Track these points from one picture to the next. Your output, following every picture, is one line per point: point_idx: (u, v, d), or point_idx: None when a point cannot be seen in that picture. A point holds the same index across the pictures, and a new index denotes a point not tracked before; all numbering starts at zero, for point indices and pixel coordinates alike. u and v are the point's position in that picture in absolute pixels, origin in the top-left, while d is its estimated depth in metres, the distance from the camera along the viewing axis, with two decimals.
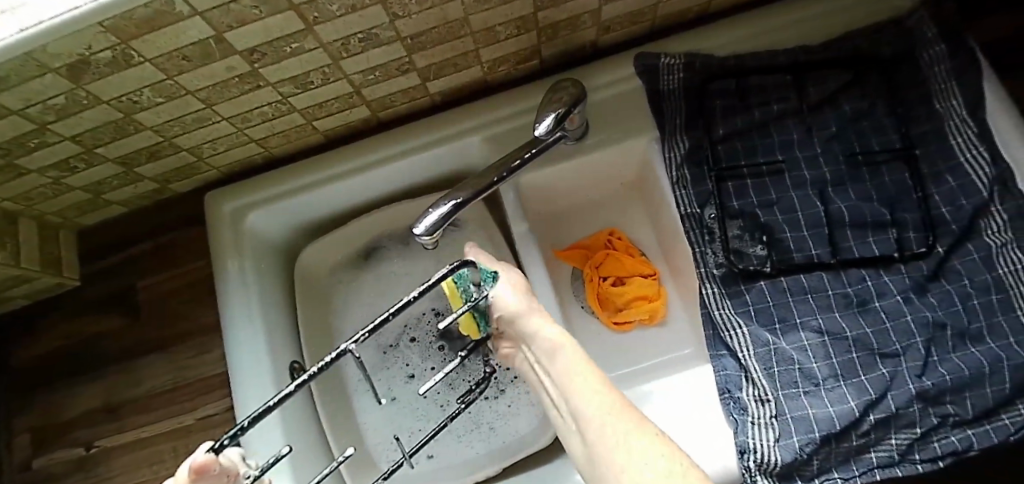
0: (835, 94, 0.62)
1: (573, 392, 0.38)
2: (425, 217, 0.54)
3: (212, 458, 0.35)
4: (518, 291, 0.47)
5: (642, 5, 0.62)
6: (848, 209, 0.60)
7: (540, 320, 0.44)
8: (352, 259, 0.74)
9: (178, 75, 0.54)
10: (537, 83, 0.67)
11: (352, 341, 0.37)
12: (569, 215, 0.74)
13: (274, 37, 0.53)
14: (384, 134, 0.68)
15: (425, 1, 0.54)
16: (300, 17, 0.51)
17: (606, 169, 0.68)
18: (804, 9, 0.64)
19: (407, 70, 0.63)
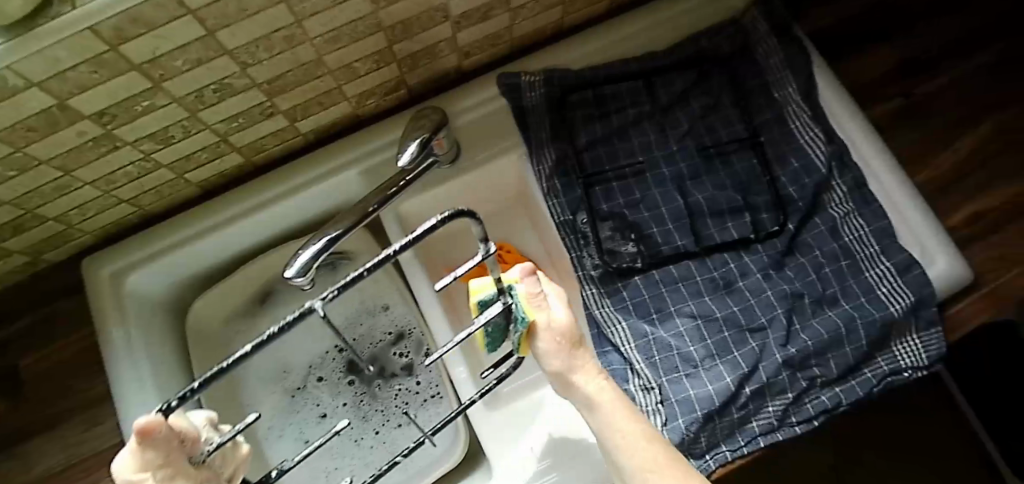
0: (683, 94, 0.67)
1: (618, 449, 0.41)
2: (301, 252, 0.52)
3: (159, 419, 0.28)
4: (554, 346, 0.43)
5: (494, 30, 0.66)
6: (706, 200, 0.64)
7: (579, 373, 0.44)
8: (248, 308, 0.75)
9: (25, 147, 0.52)
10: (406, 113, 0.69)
11: (319, 298, 0.28)
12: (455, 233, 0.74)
13: (122, 98, 0.52)
14: (257, 181, 0.68)
15: (273, 46, 0.55)
16: (145, 76, 0.51)
17: (484, 186, 0.70)
18: (648, 17, 0.69)
19: (272, 113, 0.63)
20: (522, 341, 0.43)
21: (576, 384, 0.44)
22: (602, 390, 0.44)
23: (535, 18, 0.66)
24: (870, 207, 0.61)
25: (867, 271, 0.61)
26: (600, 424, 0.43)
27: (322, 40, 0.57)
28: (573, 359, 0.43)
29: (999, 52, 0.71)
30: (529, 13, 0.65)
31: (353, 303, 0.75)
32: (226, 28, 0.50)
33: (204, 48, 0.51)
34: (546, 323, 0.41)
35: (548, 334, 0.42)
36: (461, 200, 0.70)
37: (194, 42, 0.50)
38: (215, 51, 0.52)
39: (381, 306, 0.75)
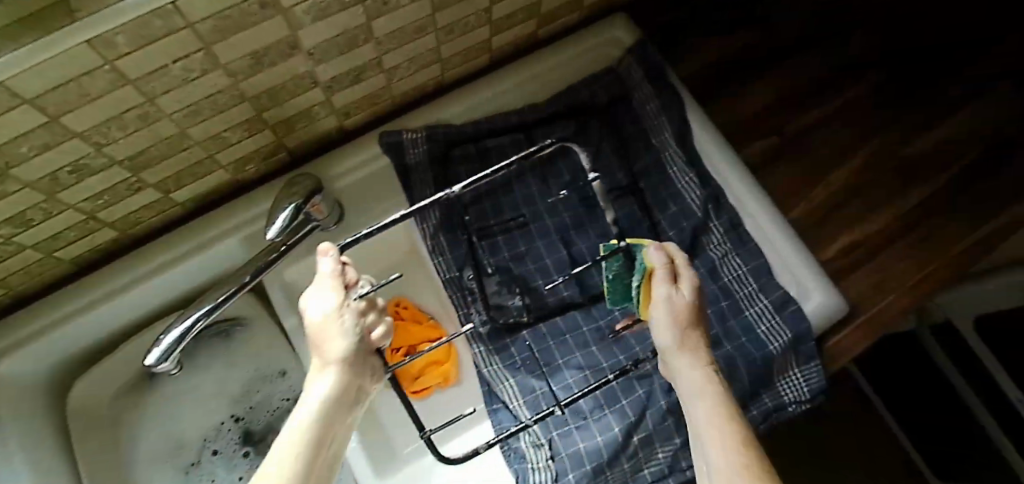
0: (565, 144, 0.68)
1: (705, 445, 0.38)
2: (164, 336, 0.56)
3: (334, 247, 0.47)
4: (673, 324, 0.44)
5: (370, 91, 0.66)
6: (589, 249, 0.65)
7: (686, 356, 0.43)
8: (132, 384, 0.73)
9: None
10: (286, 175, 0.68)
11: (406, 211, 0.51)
12: None
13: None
14: (142, 252, 0.66)
15: (127, 125, 0.54)
16: None
17: (376, 248, 0.71)
18: (526, 70, 0.70)
19: (141, 186, 0.62)
20: (642, 305, 0.48)
21: (682, 368, 0.43)
22: (710, 377, 0.42)
23: (411, 76, 0.67)
24: (746, 247, 0.64)
25: (747, 310, 0.63)
26: (692, 414, 0.41)
27: (182, 115, 0.56)
28: (683, 338, 0.43)
29: (873, 83, 0.74)
30: (404, 73, 0.66)
31: (250, 370, 0.74)
32: (69, 113, 0.48)
33: (48, 133, 0.49)
34: (662, 301, 0.44)
35: (675, 309, 0.44)
36: (354, 259, 0.70)
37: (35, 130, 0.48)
38: (62, 135, 0.50)
39: (277, 372, 0.74)
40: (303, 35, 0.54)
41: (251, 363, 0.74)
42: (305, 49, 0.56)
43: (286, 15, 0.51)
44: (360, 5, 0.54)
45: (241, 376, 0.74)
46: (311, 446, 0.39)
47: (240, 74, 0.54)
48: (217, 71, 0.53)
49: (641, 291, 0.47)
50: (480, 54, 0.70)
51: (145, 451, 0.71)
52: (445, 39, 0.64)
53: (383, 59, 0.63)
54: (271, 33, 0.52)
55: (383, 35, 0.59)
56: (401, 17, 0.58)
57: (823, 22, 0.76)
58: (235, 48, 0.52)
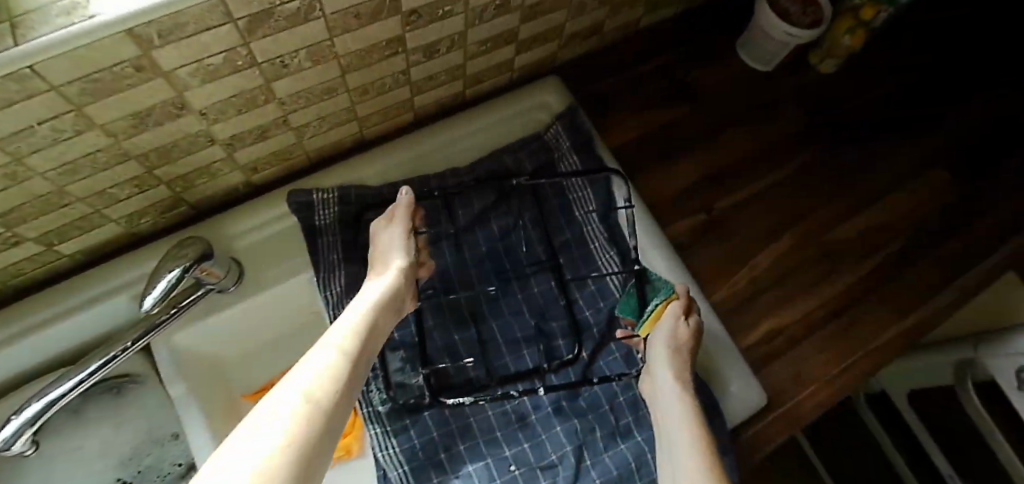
0: (484, 213, 0.65)
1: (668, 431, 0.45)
2: (7, 423, 0.52)
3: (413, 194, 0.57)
4: (675, 344, 0.51)
5: (279, 148, 0.63)
6: (500, 327, 0.63)
7: (668, 370, 0.50)
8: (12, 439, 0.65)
9: None
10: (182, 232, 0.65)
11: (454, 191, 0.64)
12: (257, 355, 0.70)
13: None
14: (24, 304, 0.62)
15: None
16: None
17: (280, 310, 0.67)
18: (449, 133, 0.68)
19: (17, 241, 0.57)
20: (649, 322, 0.55)
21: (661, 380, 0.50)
22: (686, 397, 0.47)
23: (325, 134, 0.64)
24: None
25: None
26: (669, 423, 0.46)
27: (57, 173, 0.52)
28: (673, 355, 0.51)
29: (805, 161, 0.73)
30: (316, 131, 0.63)
31: (138, 431, 0.69)
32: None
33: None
34: (669, 326, 0.52)
35: (672, 336, 0.52)
36: (255, 320, 0.66)
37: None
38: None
39: (167, 436, 0.70)
40: (190, 95, 0.50)
41: (140, 425, 0.69)
42: (195, 108, 0.52)
43: (167, 78, 0.47)
44: (254, 68, 0.51)
45: (129, 438, 0.69)
46: (358, 348, 0.41)
47: (120, 134, 0.50)
48: (92, 131, 0.49)
49: (656, 307, 0.55)
50: (401, 113, 0.67)
51: None
52: (359, 99, 0.62)
53: (290, 118, 0.59)
54: (153, 94, 0.48)
55: (286, 96, 0.56)
56: (306, 78, 0.55)
57: (756, 97, 0.76)
58: (113, 108, 0.48)
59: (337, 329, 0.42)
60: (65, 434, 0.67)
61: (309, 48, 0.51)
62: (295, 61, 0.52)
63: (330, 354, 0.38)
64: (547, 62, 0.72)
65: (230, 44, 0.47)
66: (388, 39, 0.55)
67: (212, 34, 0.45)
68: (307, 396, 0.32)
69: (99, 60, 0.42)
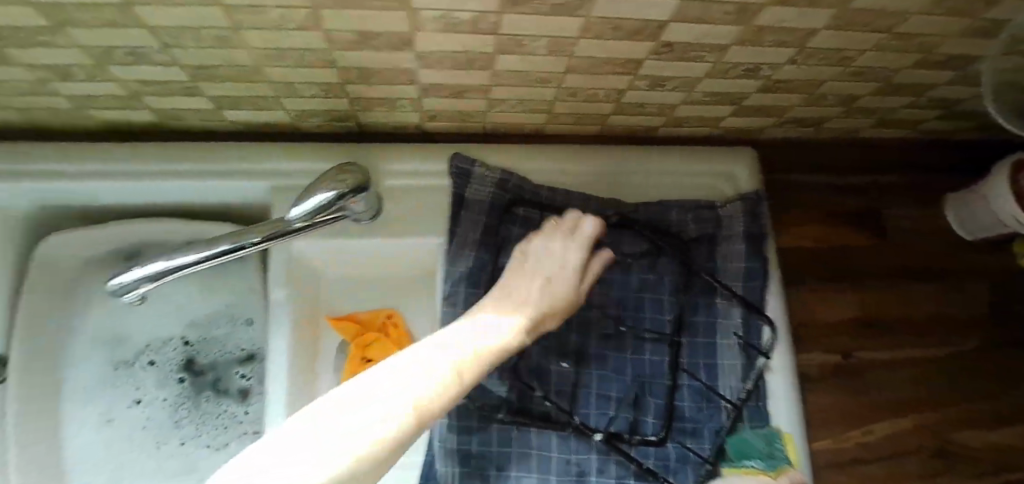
0: (630, 257, 0.62)
1: None
2: (135, 269, 0.52)
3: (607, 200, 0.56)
4: None
5: (466, 108, 0.60)
6: (598, 377, 0.59)
7: None
8: (113, 261, 0.67)
9: None
10: (341, 144, 0.62)
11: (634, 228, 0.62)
12: (357, 285, 0.69)
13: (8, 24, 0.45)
14: (173, 146, 0.60)
15: (204, 40, 0.48)
16: (41, 14, 0.44)
17: (398, 255, 0.65)
18: (629, 162, 0.64)
19: (195, 94, 0.56)
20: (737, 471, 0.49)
21: None
22: None
23: (512, 114, 0.61)
24: None
25: None
26: None
27: (264, 54, 0.50)
28: None
29: (965, 351, 0.67)
30: (508, 108, 0.60)
31: (219, 303, 0.68)
32: (149, 6, 0.43)
33: (116, 13, 0.44)
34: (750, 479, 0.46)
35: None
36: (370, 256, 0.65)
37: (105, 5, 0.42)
38: (133, 23, 0.45)
39: (243, 320, 0.68)
40: (420, 37, 0.48)
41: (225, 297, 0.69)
42: (416, 49, 0.50)
43: (411, 15, 0.45)
44: (493, 36, 0.48)
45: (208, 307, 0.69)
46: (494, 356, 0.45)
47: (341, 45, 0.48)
48: (316, 32, 0.47)
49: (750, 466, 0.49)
50: (590, 123, 0.64)
51: (81, 327, 0.68)
52: (565, 98, 0.58)
53: (492, 89, 0.57)
54: (390, 24, 0.46)
55: (503, 70, 0.53)
56: (532, 62, 0.52)
57: (942, 261, 0.69)
58: (348, 21, 0.46)
59: (489, 324, 0.47)
60: None
61: (552, 38, 0.49)
62: (533, 44, 0.50)
63: (474, 348, 0.44)
64: (751, 133, 0.67)
65: (488, 9, 0.45)
66: (629, 59, 0.53)
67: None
68: (443, 379, 0.40)
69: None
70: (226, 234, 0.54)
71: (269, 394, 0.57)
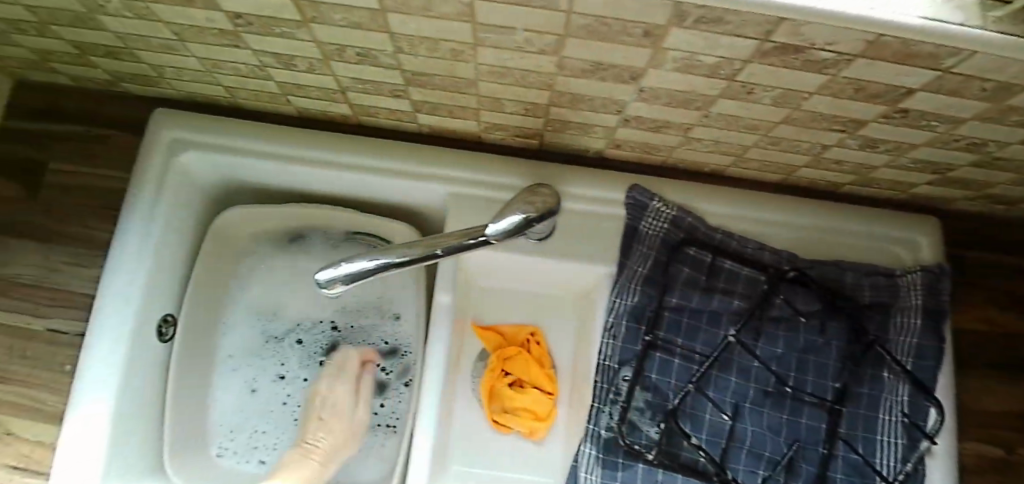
0: (800, 315, 0.60)
1: None
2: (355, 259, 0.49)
3: None
4: None
5: (656, 142, 0.59)
6: (752, 433, 0.58)
7: None
8: (279, 238, 0.72)
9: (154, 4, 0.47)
10: (521, 161, 0.63)
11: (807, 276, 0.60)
12: (504, 297, 0.71)
13: (263, 14, 0.47)
14: (362, 141, 0.64)
15: (437, 50, 0.48)
16: (298, 9, 0.45)
17: (557, 278, 0.66)
18: (807, 217, 0.62)
19: (400, 96, 0.57)
20: None
21: None
22: None
23: (700, 153, 0.60)
24: None
25: None
26: None
27: (487, 70, 0.50)
28: None
29: None
30: (700, 147, 0.58)
31: (370, 292, 0.72)
32: (400, 15, 0.44)
33: (369, 18, 0.45)
34: None
35: None
36: (529, 273, 0.66)
37: (362, 10, 0.44)
38: (378, 27, 0.46)
39: (391, 314, 0.71)
40: (650, 73, 0.48)
41: (376, 288, 0.72)
42: (641, 84, 0.49)
43: (654, 53, 0.45)
44: (726, 82, 0.47)
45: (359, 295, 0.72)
46: None
47: (569, 72, 0.48)
48: (549, 57, 0.47)
49: None
50: (774, 171, 0.62)
51: (240, 297, 0.72)
52: (764, 146, 0.57)
53: (694, 128, 0.55)
54: (627, 58, 0.46)
55: (716, 113, 0.52)
56: (751, 109, 0.51)
57: None
58: (588, 51, 0.46)
59: None
60: (318, 260, 0.73)
61: (785, 91, 0.47)
62: (762, 94, 0.48)
63: None
64: (938, 202, 0.64)
65: (736, 56, 0.44)
66: (853, 118, 0.50)
67: (733, 41, 0.42)
68: None
69: (628, 13, 0.40)
70: (421, 240, 0.53)
71: (426, 398, 0.60)
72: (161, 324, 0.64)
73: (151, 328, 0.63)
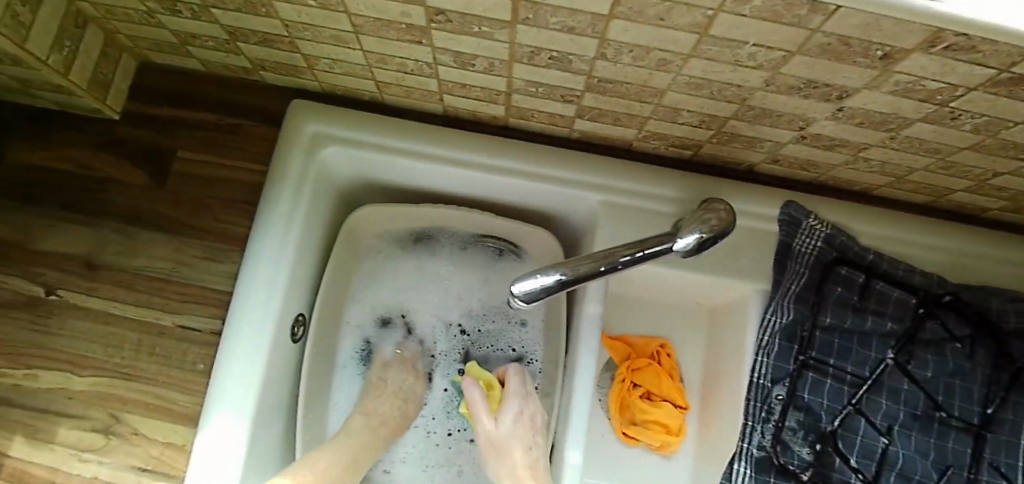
0: (944, 339, 0.59)
1: None
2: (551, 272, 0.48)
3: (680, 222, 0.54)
4: None
5: (820, 160, 0.58)
6: (903, 457, 0.58)
7: None
8: (405, 238, 0.72)
9: None
10: (673, 171, 0.63)
11: (812, 220, 0.60)
12: (631, 308, 0.71)
13: (470, 12, 0.44)
14: (510, 144, 0.62)
15: (642, 59, 0.46)
16: (511, 10, 0.42)
17: (697, 291, 0.66)
18: (949, 240, 0.63)
19: (570, 100, 0.55)
20: None
21: None
22: None
23: (861, 172, 0.59)
24: None
25: None
26: None
27: (686, 81, 0.48)
28: None
29: None
30: (863, 167, 0.58)
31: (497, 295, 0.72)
32: (626, 22, 0.42)
33: (588, 23, 0.42)
34: None
35: None
36: (668, 284, 0.66)
37: (587, 14, 0.41)
38: (593, 33, 0.44)
39: (518, 320, 0.72)
40: (861, 93, 0.46)
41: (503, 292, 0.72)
42: (843, 104, 0.48)
43: (881, 74, 0.43)
44: (936, 107, 0.46)
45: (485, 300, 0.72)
46: None
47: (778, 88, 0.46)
48: (763, 72, 0.45)
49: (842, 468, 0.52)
50: (926, 194, 0.62)
51: (360, 297, 0.72)
52: (933, 169, 0.56)
53: (870, 149, 0.55)
54: (846, 78, 0.44)
55: (904, 136, 0.51)
56: (943, 134, 0.50)
57: None
58: (809, 68, 0.44)
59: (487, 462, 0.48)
60: (444, 262, 0.72)
61: (993, 119, 0.46)
62: (965, 120, 0.47)
63: None
64: None
65: (963, 83, 0.42)
66: None
67: (974, 69, 0.40)
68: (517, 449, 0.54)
69: (876, 34, 0.38)
70: (588, 253, 0.51)
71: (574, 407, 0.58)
72: (294, 325, 0.63)
73: (285, 329, 0.61)
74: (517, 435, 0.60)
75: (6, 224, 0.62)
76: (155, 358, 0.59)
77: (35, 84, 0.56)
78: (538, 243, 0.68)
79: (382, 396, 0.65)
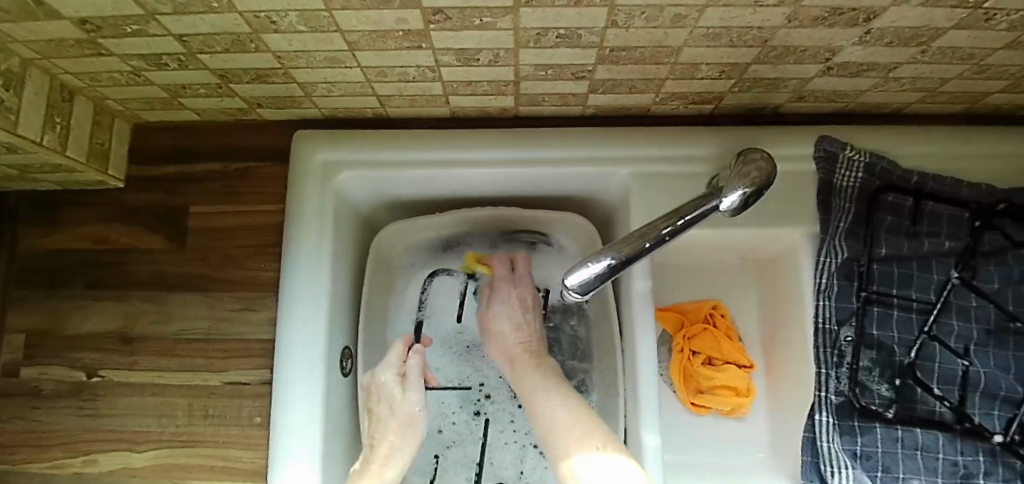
0: (1007, 247, 0.56)
1: None
2: (601, 258, 0.45)
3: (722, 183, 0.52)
4: None
5: (848, 88, 0.57)
6: (986, 376, 0.55)
7: None
8: (434, 248, 0.71)
9: (337, 10, 0.41)
10: (697, 129, 0.61)
11: (851, 151, 0.58)
12: (675, 275, 0.70)
13: (468, 6, 0.40)
14: (526, 133, 0.61)
15: (655, 20, 0.43)
16: None
17: (742, 245, 0.65)
18: (985, 143, 0.61)
19: (582, 77, 0.53)
20: None
21: None
22: None
23: (892, 92, 0.58)
24: None
25: None
26: None
27: (704, 34, 0.46)
28: None
29: None
30: (891, 86, 0.56)
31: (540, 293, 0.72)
32: None
33: None
34: None
35: None
36: (711, 243, 0.65)
37: None
38: (601, 2, 0.40)
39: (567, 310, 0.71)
40: (890, 11, 0.42)
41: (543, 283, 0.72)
42: (870, 26, 0.45)
43: None
44: (971, 11, 0.42)
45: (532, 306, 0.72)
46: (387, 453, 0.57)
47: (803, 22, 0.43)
48: (786, 10, 0.42)
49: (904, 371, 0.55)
50: (960, 101, 0.60)
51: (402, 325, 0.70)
52: (967, 75, 0.54)
53: (899, 67, 0.52)
54: None
55: (938, 47, 0.48)
56: (981, 38, 0.47)
57: None
58: None
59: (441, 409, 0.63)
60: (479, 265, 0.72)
61: None
62: (1002, 19, 0.44)
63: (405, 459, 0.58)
64: None
65: None
66: None
67: None
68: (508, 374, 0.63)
69: None
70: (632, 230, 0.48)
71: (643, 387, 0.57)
72: (342, 358, 0.62)
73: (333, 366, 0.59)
74: (508, 317, 0.64)
75: (34, 314, 0.61)
76: (210, 418, 0.58)
77: (33, 168, 0.54)
78: (569, 226, 0.68)
79: (384, 423, 0.59)
